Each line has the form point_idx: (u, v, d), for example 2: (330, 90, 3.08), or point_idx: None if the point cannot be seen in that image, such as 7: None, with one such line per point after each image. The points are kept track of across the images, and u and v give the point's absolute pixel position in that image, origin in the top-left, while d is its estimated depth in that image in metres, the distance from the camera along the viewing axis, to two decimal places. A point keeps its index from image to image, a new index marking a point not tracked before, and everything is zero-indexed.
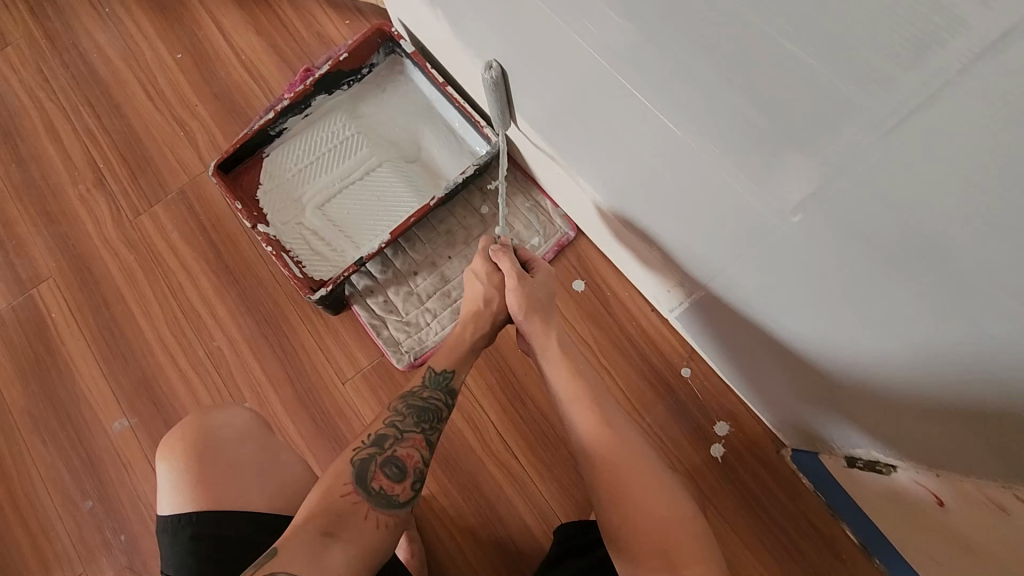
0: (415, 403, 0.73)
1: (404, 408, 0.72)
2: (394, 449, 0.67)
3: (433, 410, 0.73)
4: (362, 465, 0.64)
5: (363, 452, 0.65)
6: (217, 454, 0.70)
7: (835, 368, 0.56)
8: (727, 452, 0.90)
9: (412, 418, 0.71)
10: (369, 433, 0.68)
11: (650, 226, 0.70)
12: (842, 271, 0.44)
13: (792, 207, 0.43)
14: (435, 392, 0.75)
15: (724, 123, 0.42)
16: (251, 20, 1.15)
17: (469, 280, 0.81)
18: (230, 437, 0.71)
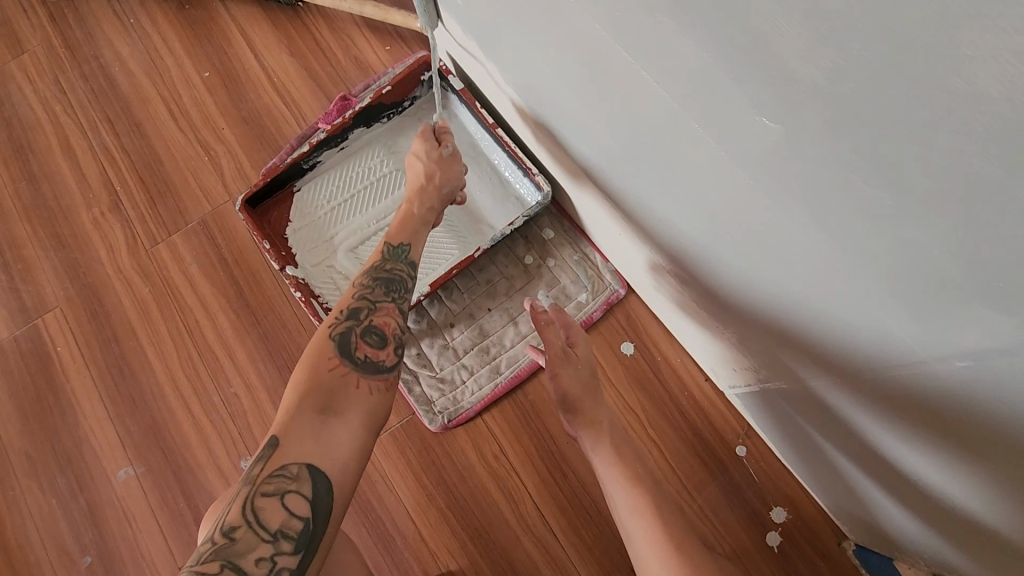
0: (380, 274, 0.65)
1: (370, 279, 0.64)
2: (371, 318, 0.59)
3: (400, 280, 0.66)
4: (342, 338, 0.57)
5: (339, 326, 0.58)
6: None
7: (955, 504, 0.50)
8: (784, 541, 0.83)
9: (381, 288, 0.63)
10: (340, 307, 0.60)
11: (734, 311, 0.64)
12: (1008, 426, 0.38)
13: (960, 353, 0.37)
14: (397, 262, 0.67)
15: (892, 251, 0.37)
16: (285, 40, 1.08)
17: (410, 160, 0.77)
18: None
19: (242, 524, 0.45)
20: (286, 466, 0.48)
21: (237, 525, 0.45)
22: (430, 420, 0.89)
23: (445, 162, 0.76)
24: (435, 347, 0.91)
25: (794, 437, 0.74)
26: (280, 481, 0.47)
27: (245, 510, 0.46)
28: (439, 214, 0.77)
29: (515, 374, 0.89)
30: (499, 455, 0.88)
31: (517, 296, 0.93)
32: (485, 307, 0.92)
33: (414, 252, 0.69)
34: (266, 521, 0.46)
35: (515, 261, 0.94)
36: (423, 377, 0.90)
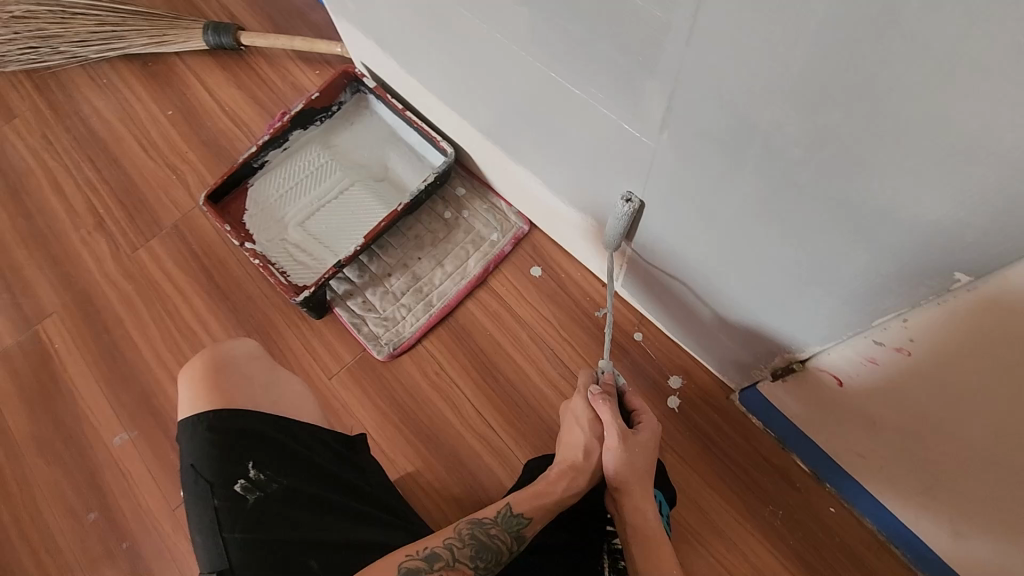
0: (480, 537, 0.69)
1: (466, 541, 0.69)
2: (442, 574, 0.64)
3: (495, 550, 0.69)
4: (406, 574, 0.63)
5: (412, 560, 0.64)
6: (245, 376, 0.76)
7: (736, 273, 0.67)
8: (682, 402, 0.99)
9: (471, 551, 0.68)
10: (425, 545, 0.66)
11: (582, 190, 0.83)
12: (706, 174, 0.56)
13: (659, 128, 0.56)
14: (504, 533, 0.70)
15: (600, 67, 0.56)
16: (233, 77, 1.31)
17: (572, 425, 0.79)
18: (254, 360, 0.79)
19: None
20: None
21: None
22: (379, 352, 1.05)
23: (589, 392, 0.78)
24: (377, 294, 1.09)
25: (663, 301, 0.91)
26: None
27: None
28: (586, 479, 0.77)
29: (445, 305, 1.06)
30: (440, 372, 1.04)
31: (441, 244, 1.11)
32: (416, 256, 1.11)
33: (528, 528, 0.71)
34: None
35: (436, 217, 1.13)
36: (370, 318, 1.07)
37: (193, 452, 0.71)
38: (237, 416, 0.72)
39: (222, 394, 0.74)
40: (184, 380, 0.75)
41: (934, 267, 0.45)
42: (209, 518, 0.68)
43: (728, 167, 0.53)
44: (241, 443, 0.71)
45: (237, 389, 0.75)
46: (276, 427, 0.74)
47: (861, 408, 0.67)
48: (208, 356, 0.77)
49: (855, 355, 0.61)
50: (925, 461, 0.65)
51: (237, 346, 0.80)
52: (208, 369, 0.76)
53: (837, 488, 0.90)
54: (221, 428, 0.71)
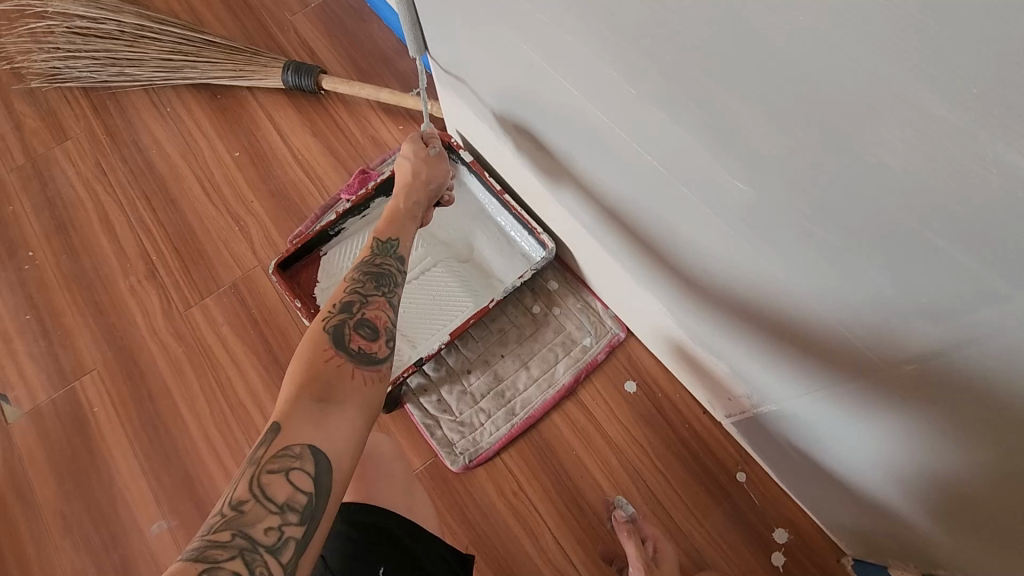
0: (370, 269, 0.64)
1: (360, 274, 0.64)
2: (363, 312, 0.60)
3: (391, 275, 0.65)
4: (336, 330, 0.57)
5: (331, 319, 0.57)
6: (385, 471, 0.77)
7: (928, 486, 0.58)
8: (788, 561, 0.89)
9: (371, 283, 0.63)
10: (333, 300, 0.60)
11: (723, 343, 0.74)
12: (954, 414, 0.48)
13: (907, 357, 0.47)
14: (384, 256, 0.67)
15: (845, 280, 0.47)
16: (309, 122, 1.21)
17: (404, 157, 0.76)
18: (393, 456, 0.80)
19: (250, 498, 0.46)
20: (291, 445, 0.48)
21: (245, 498, 0.46)
22: (452, 462, 0.95)
23: (434, 159, 0.77)
24: (454, 393, 0.99)
25: (787, 460, 0.82)
26: (284, 459, 0.47)
27: (253, 485, 0.47)
28: (427, 210, 0.76)
29: (529, 415, 0.97)
30: (518, 492, 0.94)
31: (527, 343, 1.02)
32: (499, 353, 1.01)
33: (403, 247, 0.68)
34: (273, 495, 0.46)
35: (524, 311, 1.03)
36: (444, 421, 0.98)
37: (328, 544, 0.68)
38: (374, 509, 0.70)
39: (362, 484, 0.73)
40: None
41: None
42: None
43: (1000, 428, 0.44)
44: (375, 542, 0.68)
45: (379, 482, 0.75)
46: (410, 534, 0.71)
47: None
48: None
49: None
50: None
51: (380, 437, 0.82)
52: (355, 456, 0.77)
53: None
54: (360, 521, 0.69)
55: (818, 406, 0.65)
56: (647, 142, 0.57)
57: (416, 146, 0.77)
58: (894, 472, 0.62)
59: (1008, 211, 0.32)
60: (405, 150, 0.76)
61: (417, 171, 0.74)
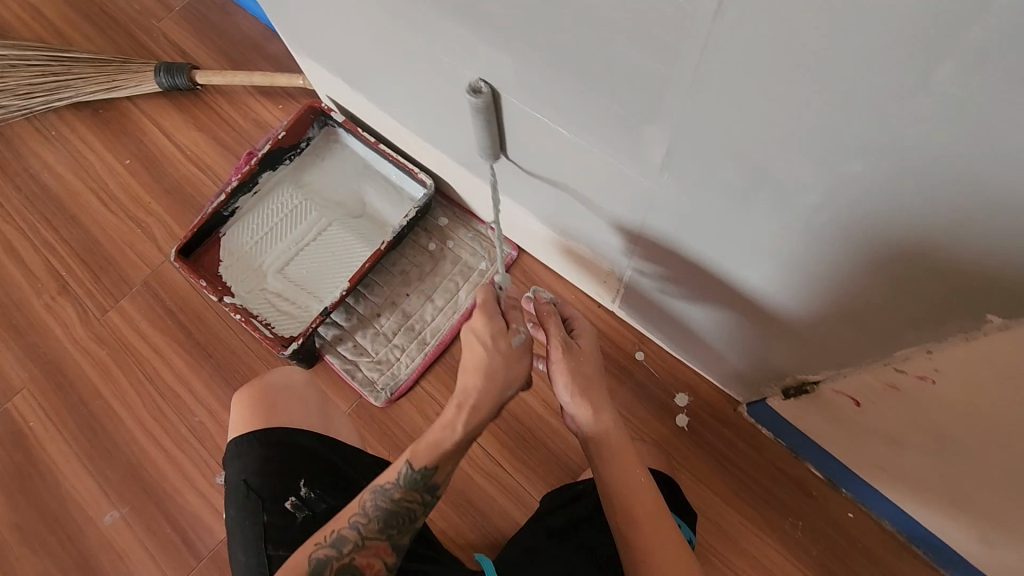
0: (384, 504, 0.65)
1: (374, 516, 0.65)
2: (353, 558, 0.63)
3: (406, 513, 0.65)
4: (320, 559, 0.62)
5: (320, 551, 0.62)
6: (296, 399, 0.80)
7: (738, 295, 0.66)
8: (691, 419, 0.97)
9: (378, 524, 0.64)
10: (333, 528, 0.64)
11: (574, 223, 0.80)
12: (712, 210, 0.55)
13: (659, 169, 0.54)
14: (409, 490, 0.65)
15: (597, 116, 0.54)
16: (191, 119, 1.25)
17: (467, 339, 0.64)
18: (305, 385, 0.83)
19: None
20: None
21: None
22: (376, 398, 1.01)
23: (513, 355, 0.63)
24: (368, 336, 1.05)
25: (664, 323, 0.90)
26: None
27: None
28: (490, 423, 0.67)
29: (440, 341, 1.03)
30: (441, 412, 1.00)
31: (428, 278, 1.08)
32: (403, 293, 1.07)
33: (438, 477, 0.66)
34: None
35: (421, 250, 1.10)
36: (363, 363, 1.03)
37: (246, 467, 0.74)
38: (290, 432, 0.76)
39: (273, 415, 0.78)
40: (239, 402, 0.80)
41: (963, 304, 0.44)
42: (256, 533, 0.70)
43: (733, 203, 0.52)
44: (295, 459, 0.75)
45: (290, 409, 0.78)
46: (330, 448, 0.77)
47: (879, 426, 0.66)
48: (262, 382, 0.81)
49: (873, 379, 0.60)
50: (947, 473, 0.64)
51: (290, 371, 0.85)
52: (263, 392, 0.80)
53: (854, 493, 0.89)
54: (275, 445, 0.75)
55: (654, 253, 0.71)
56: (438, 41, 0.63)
57: (495, 327, 0.64)
58: (729, 293, 0.67)
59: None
60: (484, 332, 0.63)
61: (493, 373, 0.62)
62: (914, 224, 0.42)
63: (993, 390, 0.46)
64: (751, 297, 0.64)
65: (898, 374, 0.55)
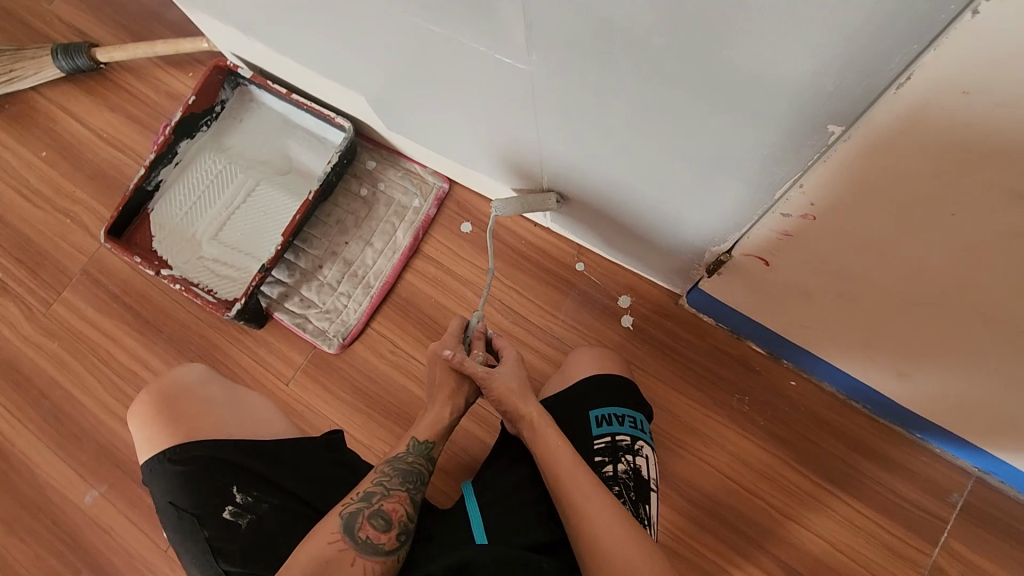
0: (403, 466, 0.70)
1: (388, 469, 0.70)
2: (381, 503, 0.66)
3: (419, 474, 0.71)
4: (351, 516, 0.64)
5: (350, 506, 0.65)
6: (198, 401, 0.78)
7: (638, 172, 0.67)
8: (636, 319, 0.99)
9: (400, 478, 0.69)
10: (357, 489, 0.67)
11: (484, 134, 0.81)
12: (587, 83, 0.55)
13: (526, 47, 0.54)
14: (419, 457, 0.72)
15: None
16: (102, 100, 1.21)
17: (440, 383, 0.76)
18: (205, 382, 0.81)
19: None
20: None
21: None
22: (329, 346, 1.02)
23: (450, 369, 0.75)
24: (313, 289, 1.06)
25: (593, 226, 0.92)
26: None
27: None
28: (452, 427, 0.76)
29: (383, 282, 1.04)
30: (395, 349, 1.02)
31: (365, 223, 1.08)
32: (342, 241, 1.07)
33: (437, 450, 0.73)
34: None
35: (353, 196, 1.09)
36: (312, 315, 1.04)
37: (170, 489, 0.72)
38: (202, 445, 0.73)
39: (181, 425, 0.75)
40: (141, 416, 0.77)
41: (809, 124, 0.45)
42: (203, 548, 0.69)
43: (600, 68, 0.52)
44: (216, 469, 0.72)
45: (195, 416, 0.76)
46: (249, 450, 0.74)
47: (792, 281, 0.69)
48: (159, 388, 0.79)
49: (767, 232, 0.62)
50: (854, 311, 0.67)
51: (188, 371, 0.82)
52: (163, 398, 0.78)
53: (794, 362, 0.93)
54: (190, 458, 0.72)
55: (563, 146, 0.71)
56: None
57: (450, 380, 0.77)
58: (631, 173, 0.68)
59: None
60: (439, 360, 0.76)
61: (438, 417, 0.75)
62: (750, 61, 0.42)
63: (860, 206, 0.48)
64: (654, 172, 0.65)
65: (786, 220, 0.58)
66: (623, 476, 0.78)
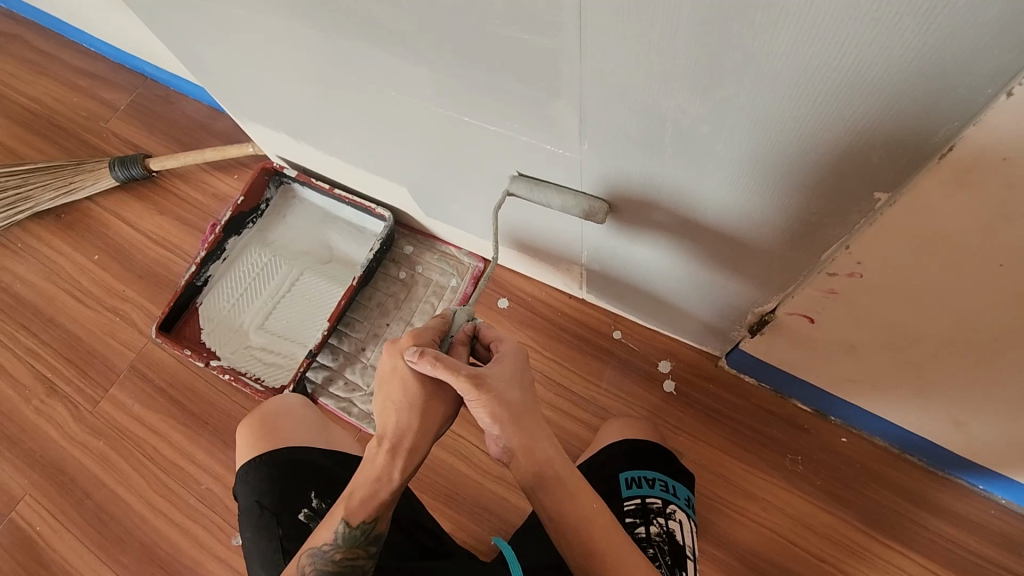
0: (326, 567, 0.57)
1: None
2: None
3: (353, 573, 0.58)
4: None
5: None
6: (295, 420, 0.81)
7: (681, 243, 0.71)
8: (678, 383, 1.00)
9: None
10: None
11: (525, 217, 0.86)
12: (635, 166, 0.60)
13: (577, 139, 0.60)
14: (352, 548, 0.59)
15: (511, 100, 0.59)
16: (152, 205, 1.29)
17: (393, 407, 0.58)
18: (303, 407, 0.84)
19: None
20: None
21: None
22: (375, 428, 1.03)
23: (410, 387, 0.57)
24: (357, 371, 1.08)
25: (630, 296, 0.95)
26: None
27: None
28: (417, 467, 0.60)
29: None
30: None
31: (405, 305, 1.12)
32: (384, 323, 1.11)
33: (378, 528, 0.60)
34: None
35: (393, 280, 1.14)
36: (356, 397, 1.06)
37: (256, 490, 0.74)
38: (294, 450, 0.77)
39: (277, 436, 0.79)
40: (242, 431, 0.81)
41: (856, 190, 0.49)
42: (274, 548, 0.69)
43: (649, 153, 0.57)
44: (303, 473, 0.75)
45: (291, 431, 0.79)
46: (335, 461, 0.77)
47: (839, 337, 0.71)
48: (261, 408, 0.82)
49: (813, 292, 0.65)
50: (905, 363, 0.69)
51: (288, 397, 0.86)
52: (264, 416, 0.81)
53: (843, 418, 0.93)
54: (280, 461, 0.76)
55: (605, 226, 0.75)
56: (375, 75, 0.69)
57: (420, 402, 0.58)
58: (673, 244, 0.72)
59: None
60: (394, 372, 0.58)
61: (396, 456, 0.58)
62: (795, 140, 0.47)
63: (912, 261, 0.52)
64: (698, 241, 0.69)
65: (832, 279, 0.61)
66: (656, 539, 0.76)
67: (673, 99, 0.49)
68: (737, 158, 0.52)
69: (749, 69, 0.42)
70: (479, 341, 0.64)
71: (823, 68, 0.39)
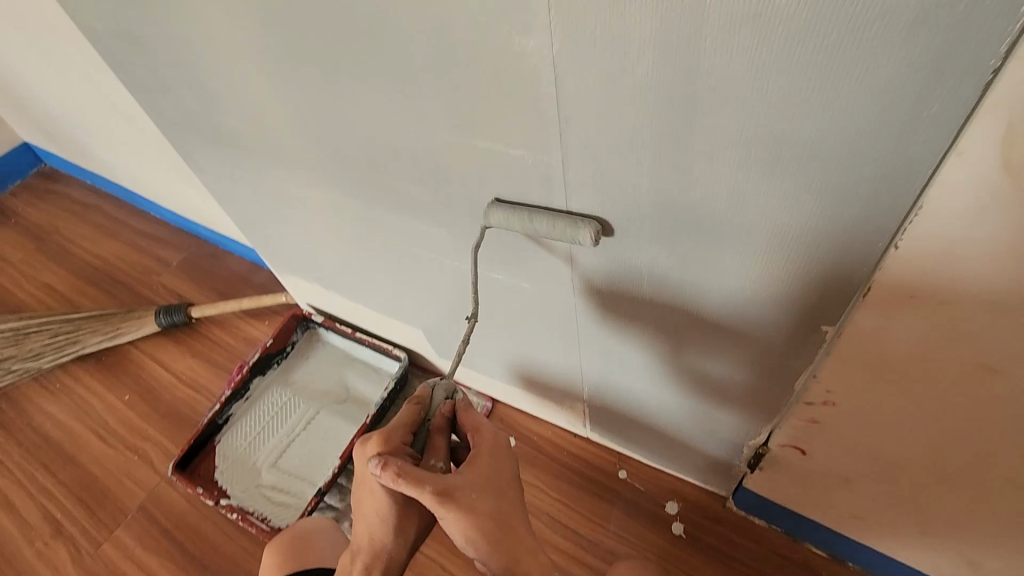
0: None
1: None
2: None
3: None
4: None
5: None
6: (319, 543, 0.90)
7: (670, 377, 0.78)
8: (686, 525, 0.99)
9: None
10: None
11: (528, 356, 0.94)
12: (621, 307, 0.69)
13: (570, 284, 0.70)
14: None
15: (514, 254, 0.71)
16: (187, 348, 1.40)
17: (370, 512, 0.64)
18: (327, 530, 0.93)
19: None
20: None
21: None
22: None
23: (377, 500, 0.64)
24: None
25: (632, 432, 0.98)
26: None
27: None
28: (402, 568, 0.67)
29: None
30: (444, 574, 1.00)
31: None
32: None
33: None
34: None
35: None
36: None
37: None
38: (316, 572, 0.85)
39: (303, 557, 0.88)
40: (271, 552, 0.90)
41: (809, 325, 0.57)
42: None
43: (632, 297, 0.66)
44: None
45: (314, 554, 0.88)
46: None
47: (832, 469, 0.74)
48: (290, 531, 0.92)
49: (797, 422, 0.70)
50: (900, 495, 0.70)
51: (313, 522, 0.95)
52: (291, 539, 0.90)
53: (861, 564, 0.90)
54: None
55: (601, 362, 0.83)
56: (401, 235, 0.82)
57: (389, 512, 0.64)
58: (664, 379, 0.79)
59: (501, 172, 0.59)
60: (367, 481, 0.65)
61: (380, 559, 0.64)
62: (749, 284, 0.56)
63: (872, 387, 0.58)
64: (685, 375, 0.75)
65: (810, 409, 0.66)
66: None
67: (646, 251, 0.59)
68: (709, 299, 0.61)
69: (704, 227, 0.53)
70: (456, 420, 0.75)
71: (760, 227, 0.50)
